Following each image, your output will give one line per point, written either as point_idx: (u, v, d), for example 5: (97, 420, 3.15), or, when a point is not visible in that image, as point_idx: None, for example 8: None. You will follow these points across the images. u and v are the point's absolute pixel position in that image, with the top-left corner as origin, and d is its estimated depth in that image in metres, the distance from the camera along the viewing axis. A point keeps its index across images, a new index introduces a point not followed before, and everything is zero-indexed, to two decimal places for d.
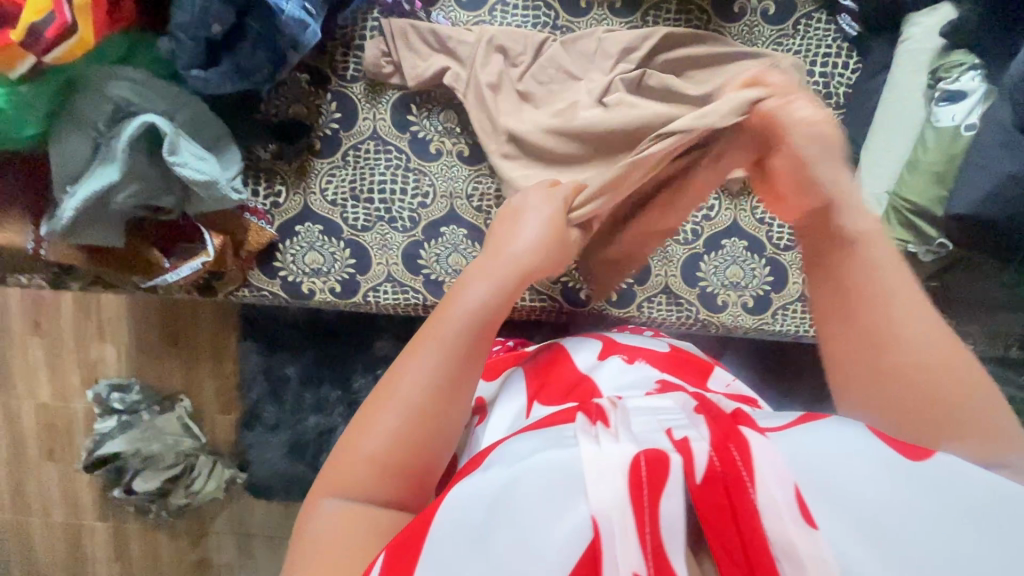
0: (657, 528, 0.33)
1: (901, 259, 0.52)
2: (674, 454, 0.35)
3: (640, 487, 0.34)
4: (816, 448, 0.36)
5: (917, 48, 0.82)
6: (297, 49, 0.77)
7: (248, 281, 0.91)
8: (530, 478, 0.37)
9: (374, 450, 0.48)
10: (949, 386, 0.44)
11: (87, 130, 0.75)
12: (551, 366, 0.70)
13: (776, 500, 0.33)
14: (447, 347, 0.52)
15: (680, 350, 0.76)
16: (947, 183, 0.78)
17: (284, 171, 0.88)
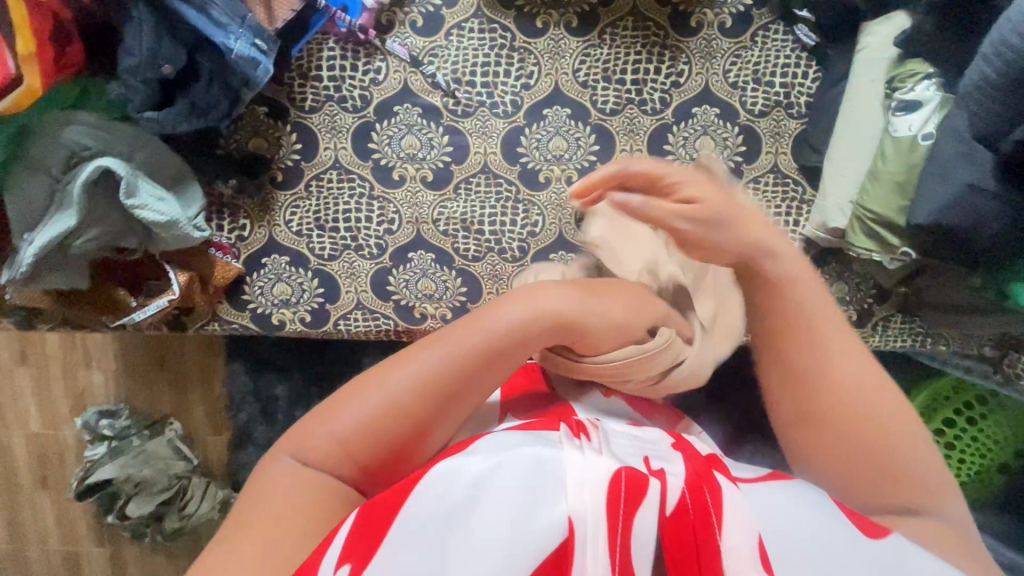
0: (628, 545, 0.33)
1: (843, 351, 0.47)
2: (652, 479, 0.36)
3: (616, 500, 0.34)
4: (778, 504, 0.36)
5: (875, 56, 0.82)
6: (249, 87, 0.77)
7: (218, 315, 0.91)
8: (513, 470, 0.37)
9: (338, 429, 0.44)
10: (903, 459, 0.45)
11: (41, 176, 0.74)
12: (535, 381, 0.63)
13: (742, 548, 0.32)
14: (442, 381, 0.44)
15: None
16: (908, 193, 0.78)
17: (247, 205, 0.88)
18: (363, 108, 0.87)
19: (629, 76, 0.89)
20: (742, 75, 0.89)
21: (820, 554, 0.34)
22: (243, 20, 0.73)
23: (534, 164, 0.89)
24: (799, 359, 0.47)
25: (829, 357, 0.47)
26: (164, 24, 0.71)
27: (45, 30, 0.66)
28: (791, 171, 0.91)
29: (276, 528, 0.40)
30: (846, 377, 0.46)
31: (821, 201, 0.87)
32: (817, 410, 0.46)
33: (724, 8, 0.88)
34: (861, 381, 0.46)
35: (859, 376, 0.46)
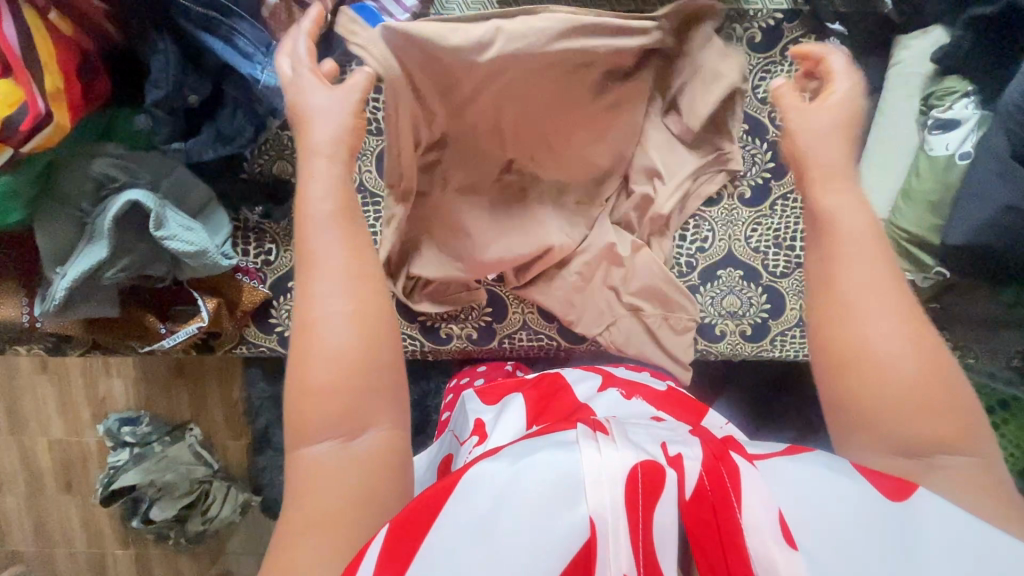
0: (646, 539, 0.37)
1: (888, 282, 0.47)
2: (668, 470, 0.38)
3: (635, 497, 0.38)
4: (802, 476, 0.39)
5: (908, 72, 0.80)
6: (276, 115, 0.76)
7: (245, 338, 0.92)
8: (536, 472, 0.39)
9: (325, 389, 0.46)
10: (913, 391, 0.44)
11: (71, 209, 0.74)
12: (552, 397, 0.74)
13: (759, 522, 0.36)
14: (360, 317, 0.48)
15: (675, 390, 0.78)
16: (942, 212, 0.76)
17: (273, 230, 0.88)
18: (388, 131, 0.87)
19: (655, 93, 0.87)
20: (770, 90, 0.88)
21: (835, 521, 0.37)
22: (268, 48, 0.72)
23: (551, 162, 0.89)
24: (843, 345, 0.46)
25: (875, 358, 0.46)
26: (188, 56, 0.71)
27: (73, 63, 0.66)
28: None
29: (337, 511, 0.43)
30: (890, 364, 0.45)
31: None
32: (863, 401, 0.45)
33: (754, 22, 0.86)
34: (894, 343, 0.45)
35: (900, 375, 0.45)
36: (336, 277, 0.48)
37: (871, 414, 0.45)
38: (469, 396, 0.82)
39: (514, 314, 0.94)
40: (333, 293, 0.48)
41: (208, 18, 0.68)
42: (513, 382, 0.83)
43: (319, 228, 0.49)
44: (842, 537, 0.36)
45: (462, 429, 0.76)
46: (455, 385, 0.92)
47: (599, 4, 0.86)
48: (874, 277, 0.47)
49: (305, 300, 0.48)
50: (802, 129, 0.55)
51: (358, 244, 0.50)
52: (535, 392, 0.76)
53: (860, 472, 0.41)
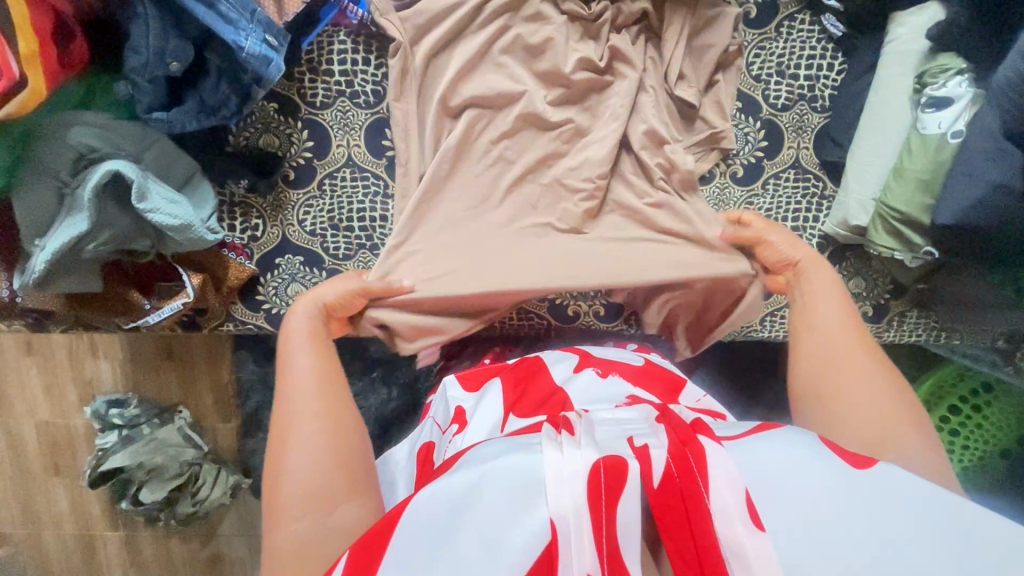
0: (614, 534, 0.38)
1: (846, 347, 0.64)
2: (632, 461, 0.40)
3: (598, 492, 0.38)
4: (766, 455, 0.40)
5: (905, 48, 0.79)
6: (262, 84, 0.74)
7: (232, 315, 0.90)
8: (495, 479, 0.40)
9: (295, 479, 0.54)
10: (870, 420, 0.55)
11: (49, 180, 0.72)
12: (527, 381, 0.76)
13: (725, 502, 0.37)
14: (315, 417, 0.59)
15: (653, 362, 0.79)
16: (934, 191, 0.76)
17: (259, 205, 0.86)
18: (375, 102, 0.85)
19: (648, 69, 0.86)
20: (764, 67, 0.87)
21: (803, 500, 0.37)
22: (253, 14, 0.70)
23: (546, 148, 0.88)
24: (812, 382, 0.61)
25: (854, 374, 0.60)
26: (170, 19, 0.68)
27: (49, 27, 0.64)
28: (812, 166, 0.89)
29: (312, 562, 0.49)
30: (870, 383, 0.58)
31: (843, 197, 0.86)
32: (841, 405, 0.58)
33: None
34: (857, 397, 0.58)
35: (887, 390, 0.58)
36: (309, 406, 0.60)
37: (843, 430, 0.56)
38: (448, 381, 0.81)
39: None
40: (307, 400, 0.61)
41: None
42: (493, 367, 0.83)
43: (300, 356, 0.66)
44: (813, 507, 0.37)
45: (443, 417, 0.77)
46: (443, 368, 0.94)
47: None
48: (841, 328, 0.66)
49: (283, 411, 0.60)
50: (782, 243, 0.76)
51: (328, 369, 0.66)
52: (514, 377, 0.77)
53: (822, 446, 0.41)
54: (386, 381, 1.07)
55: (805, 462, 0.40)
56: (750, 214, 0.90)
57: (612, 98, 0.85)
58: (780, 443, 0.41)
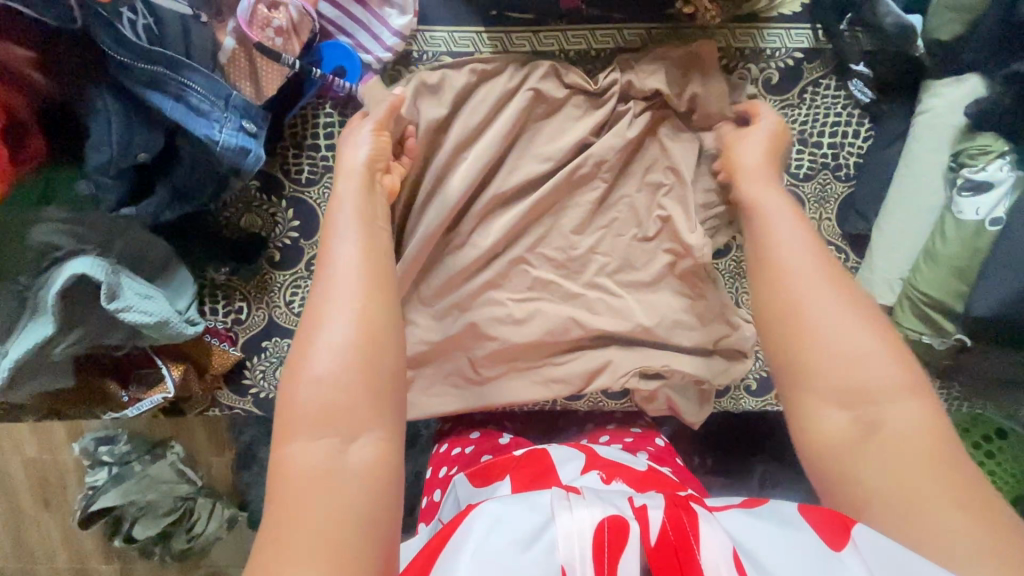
0: None
1: (820, 261, 0.54)
2: (633, 522, 0.43)
3: (602, 549, 0.42)
4: (755, 523, 0.43)
5: (941, 122, 0.73)
6: (240, 174, 0.67)
7: (218, 401, 0.85)
8: (510, 523, 0.43)
9: (317, 394, 0.45)
10: (853, 364, 0.47)
11: (10, 285, 0.66)
12: (537, 478, 0.69)
13: (715, 558, 0.41)
14: (352, 308, 0.48)
15: (657, 471, 0.74)
16: (969, 278, 0.71)
17: (242, 287, 0.80)
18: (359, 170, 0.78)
19: (662, 136, 0.80)
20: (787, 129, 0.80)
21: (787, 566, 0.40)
22: (227, 101, 0.63)
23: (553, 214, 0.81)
24: (789, 306, 0.52)
25: (813, 322, 0.50)
26: (135, 112, 0.62)
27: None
28: (834, 238, 0.84)
29: (314, 501, 0.41)
30: (830, 323, 0.49)
31: (866, 272, 0.81)
32: (802, 377, 0.49)
33: (771, 62, 0.79)
34: (841, 323, 0.49)
35: (850, 330, 0.48)
36: (346, 345, 0.47)
37: (823, 373, 0.48)
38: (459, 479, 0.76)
39: None
40: (343, 314, 0.48)
41: (153, 75, 0.59)
42: (500, 458, 0.77)
43: (345, 283, 0.50)
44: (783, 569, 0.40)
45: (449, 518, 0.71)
46: (439, 456, 0.87)
47: (601, 41, 0.78)
48: (810, 241, 0.55)
49: (315, 299, 0.50)
50: (742, 152, 0.70)
51: (373, 253, 0.53)
52: (521, 469, 0.71)
53: (801, 516, 0.43)
54: None
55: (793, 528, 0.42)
56: None
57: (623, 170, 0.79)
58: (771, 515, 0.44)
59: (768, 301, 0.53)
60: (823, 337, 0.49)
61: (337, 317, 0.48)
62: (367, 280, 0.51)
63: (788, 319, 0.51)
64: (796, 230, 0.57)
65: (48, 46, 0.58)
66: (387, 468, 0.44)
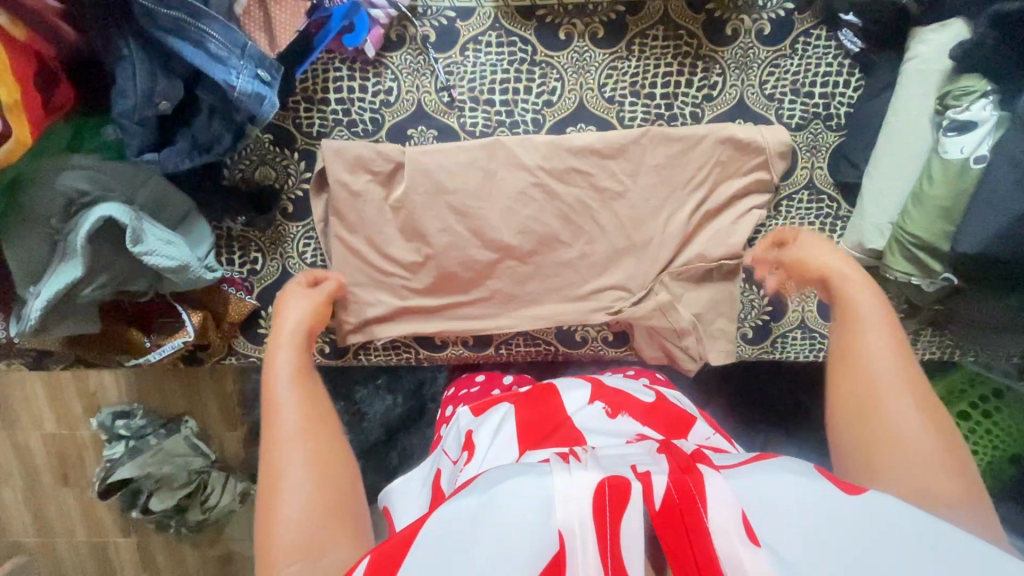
0: (619, 549, 0.39)
1: (923, 402, 0.51)
2: (635, 482, 0.41)
3: (603, 511, 0.40)
4: (768, 481, 0.42)
5: (927, 66, 0.76)
6: (255, 122, 0.71)
7: (234, 349, 0.89)
8: (501, 497, 0.42)
9: (286, 505, 0.46)
10: (924, 458, 0.47)
11: (43, 227, 0.70)
12: (542, 411, 0.72)
13: (725, 522, 0.39)
14: (289, 437, 0.51)
15: (664, 402, 0.77)
16: (955, 218, 0.74)
17: (258, 238, 0.84)
18: (395, 102, 0.81)
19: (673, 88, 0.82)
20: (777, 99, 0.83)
21: (808, 534, 0.39)
22: (243, 49, 0.66)
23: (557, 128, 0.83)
24: (865, 396, 0.52)
25: (891, 429, 0.49)
26: (157, 61, 0.65)
27: (28, 70, 0.60)
28: (827, 186, 0.87)
29: None
30: (911, 432, 0.49)
31: (857, 218, 0.83)
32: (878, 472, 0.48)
33: (763, 13, 0.81)
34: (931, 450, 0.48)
35: (930, 454, 0.47)
36: (299, 450, 0.51)
37: (898, 455, 0.48)
38: (462, 413, 0.81)
39: None
40: (291, 409, 0.54)
41: (177, 20, 0.63)
42: (505, 396, 0.81)
43: (284, 387, 0.56)
44: (798, 535, 0.38)
45: (454, 447, 0.75)
46: (447, 398, 0.91)
47: None
48: (894, 342, 0.55)
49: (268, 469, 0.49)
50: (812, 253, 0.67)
51: (304, 371, 0.59)
52: (527, 405, 0.74)
53: (815, 473, 0.43)
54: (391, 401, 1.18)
55: (795, 489, 0.41)
56: (764, 234, 0.89)
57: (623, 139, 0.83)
58: (776, 471, 0.43)
59: (847, 385, 0.54)
60: (900, 436, 0.49)
61: (290, 418, 0.53)
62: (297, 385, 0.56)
63: (865, 422, 0.51)
64: (891, 355, 0.54)
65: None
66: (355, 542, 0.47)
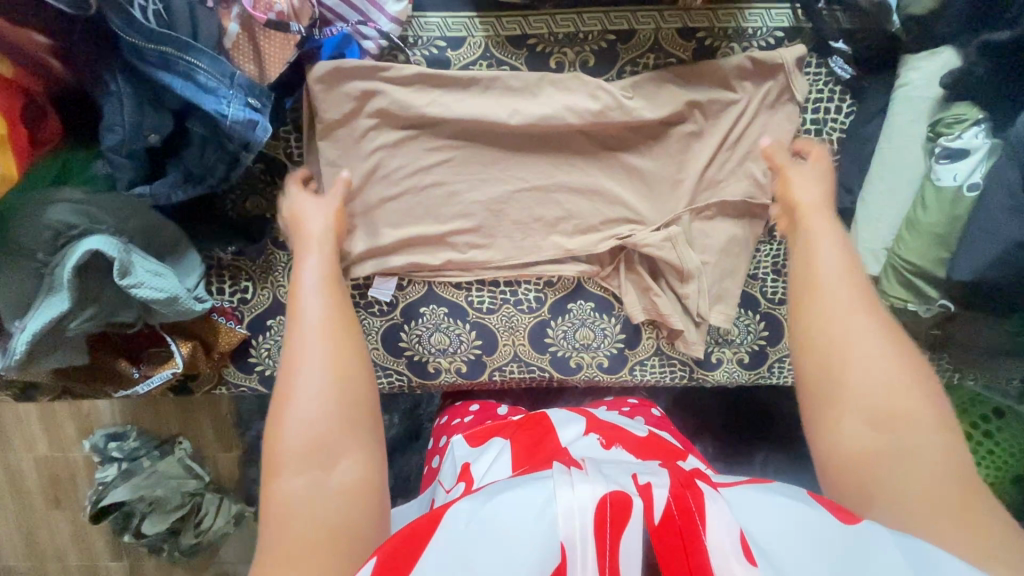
0: (617, 561, 0.39)
1: (880, 325, 0.54)
2: (636, 498, 0.41)
3: (604, 524, 0.40)
4: (760, 504, 0.42)
5: (916, 95, 0.76)
6: (249, 149, 0.70)
7: (224, 378, 0.88)
8: (505, 510, 0.42)
9: (300, 419, 0.52)
10: (886, 392, 0.49)
11: (29, 262, 0.69)
12: (539, 435, 0.72)
13: (722, 540, 0.39)
14: (314, 360, 0.56)
15: (657, 436, 0.76)
16: (950, 245, 0.73)
17: (249, 267, 0.84)
18: None
19: (666, 114, 0.81)
20: (787, 61, 0.79)
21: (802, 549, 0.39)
22: (232, 78, 0.66)
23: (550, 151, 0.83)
24: (825, 330, 0.55)
25: (849, 357, 0.52)
26: (147, 97, 0.65)
27: (15, 107, 0.60)
28: (820, 212, 0.87)
29: (318, 512, 0.48)
30: (868, 360, 0.51)
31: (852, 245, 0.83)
32: (833, 401, 0.51)
33: (753, 41, 0.81)
34: (886, 375, 0.50)
35: (886, 371, 0.50)
36: (321, 379, 0.55)
37: (861, 384, 0.50)
38: (456, 441, 0.80)
39: (504, 346, 0.90)
40: (315, 339, 0.58)
41: (163, 55, 0.63)
42: (499, 425, 0.81)
43: (310, 317, 0.60)
44: (793, 556, 0.38)
45: (449, 478, 0.74)
46: (442, 425, 0.90)
47: (588, 22, 0.80)
48: (844, 269, 0.59)
49: (285, 385, 0.55)
50: (798, 183, 0.72)
51: (338, 310, 0.62)
52: (521, 435, 0.73)
53: (810, 500, 0.43)
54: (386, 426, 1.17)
55: (789, 510, 0.41)
56: (757, 259, 0.89)
57: (620, 161, 0.84)
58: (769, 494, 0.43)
59: (809, 323, 0.56)
60: (860, 364, 0.51)
61: (315, 364, 0.56)
62: (329, 319, 0.61)
63: (823, 350, 0.54)
64: (841, 276, 0.58)
65: (61, 34, 0.61)
66: (366, 487, 0.51)
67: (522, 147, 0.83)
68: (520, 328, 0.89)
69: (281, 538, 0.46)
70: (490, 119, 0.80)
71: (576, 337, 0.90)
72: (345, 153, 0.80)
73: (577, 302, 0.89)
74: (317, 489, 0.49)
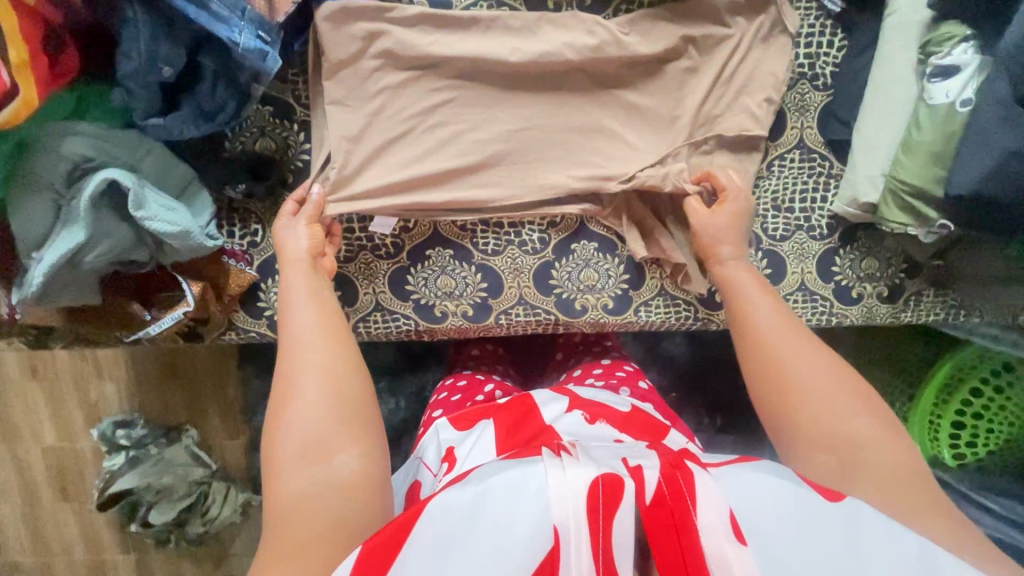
0: (609, 539, 0.43)
1: (825, 360, 0.64)
2: (628, 479, 0.44)
3: (597, 506, 0.43)
4: (747, 482, 0.45)
5: (907, 20, 0.79)
6: (259, 80, 0.73)
7: (234, 324, 0.89)
8: (498, 492, 0.45)
9: (295, 422, 0.57)
10: (840, 419, 0.60)
11: (45, 193, 0.71)
12: (522, 419, 0.73)
13: (711, 520, 0.42)
14: (304, 367, 0.61)
15: (640, 411, 0.76)
16: (945, 162, 0.74)
17: (259, 209, 0.86)
18: None
19: (662, 52, 0.85)
20: None
21: (781, 531, 0.42)
22: (243, 12, 0.69)
23: (551, 94, 0.86)
24: (782, 373, 0.64)
25: (801, 384, 0.63)
26: (160, 25, 0.67)
27: (37, 33, 0.62)
28: (818, 145, 0.90)
29: (321, 504, 0.52)
30: (823, 398, 0.61)
31: (850, 174, 0.85)
32: (792, 426, 0.62)
33: None
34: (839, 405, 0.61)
35: (838, 402, 0.61)
36: (313, 383, 0.60)
37: (813, 419, 0.60)
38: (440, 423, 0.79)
39: (510, 289, 0.91)
40: (306, 349, 0.64)
41: None
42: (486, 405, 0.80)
43: (302, 330, 0.66)
44: (778, 532, 0.42)
45: (432, 459, 0.74)
46: (432, 403, 0.90)
47: None
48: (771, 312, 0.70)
49: (281, 393, 0.60)
50: (710, 233, 0.80)
51: (326, 322, 0.68)
52: (506, 413, 0.74)
53: (795, 477, 0.47)
54: (394, 390, 1.17)
55: (774, 496, 0.44)
56: (758, 196, 0.91)
57: (620, 101, 0.86)
58: (758, 474, 0.46)
59: (772, 365, 0.65)
60: (815, 400, 0.61)
61: (305, 369, 0.61)
62: (319, 329, 0.66)
63: (782, 388, 0.63)
64: (779, 320, 0.69)
65: None
66: (365, 479, 0.55)
67: (524, 88, 0.85)
68: (525, 269, 0.90)
69: (285, 533, 0.50)
70: (492, 58, 0.83)
71: (581, 278, 0.91)
72: (356, 95, 0.83)
73: (580, 242, 0.91)
74: (316, 485, 0.53)
